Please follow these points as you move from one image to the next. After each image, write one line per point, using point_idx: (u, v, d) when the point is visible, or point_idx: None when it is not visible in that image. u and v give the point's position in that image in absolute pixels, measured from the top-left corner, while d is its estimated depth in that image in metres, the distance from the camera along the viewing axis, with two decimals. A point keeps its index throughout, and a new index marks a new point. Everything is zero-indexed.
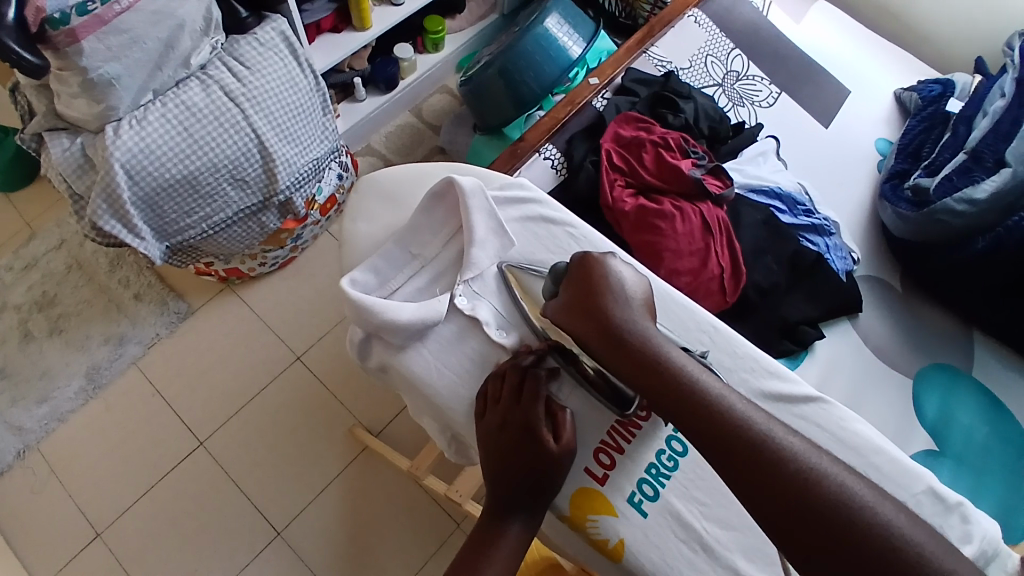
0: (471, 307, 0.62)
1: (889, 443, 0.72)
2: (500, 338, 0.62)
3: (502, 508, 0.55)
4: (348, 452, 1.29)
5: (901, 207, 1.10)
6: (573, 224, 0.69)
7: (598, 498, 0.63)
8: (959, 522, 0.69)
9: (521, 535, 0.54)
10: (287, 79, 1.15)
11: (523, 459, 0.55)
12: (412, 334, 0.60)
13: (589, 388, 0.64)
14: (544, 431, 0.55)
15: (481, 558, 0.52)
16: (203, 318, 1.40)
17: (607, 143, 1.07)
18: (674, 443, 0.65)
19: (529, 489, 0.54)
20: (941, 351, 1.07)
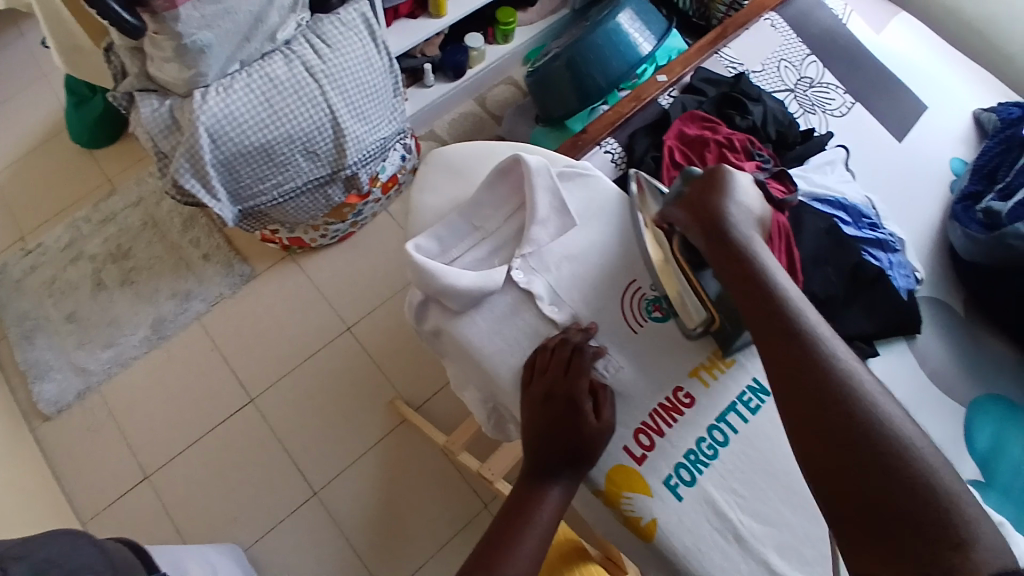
0: (528, 281, 0.64)
1: None
2: (555, 314, 0.63)
3: (542, 474, 0.56)
4: (387, 423, 1.33)
5: (971, 228, 1.06)
6: (629, 212, 0.71)
7: (635, 477, 0.64)
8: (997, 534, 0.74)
9: (560, 500, 0.55)
10: (363, 59, 1.19)
11: (567, 427, 0.56)
12: (469, 300, 0.62)
13: (636, 372, 0.66)
14: (587, 406, 0.57)
15: (523, 517, 0.52)
16: (263, 282, 1.47)
17: (671, 140, 1.07)
18: (716, 433, 0.66)
19: (570, 457, 0.56)
20: (1004, 382, 1.02)
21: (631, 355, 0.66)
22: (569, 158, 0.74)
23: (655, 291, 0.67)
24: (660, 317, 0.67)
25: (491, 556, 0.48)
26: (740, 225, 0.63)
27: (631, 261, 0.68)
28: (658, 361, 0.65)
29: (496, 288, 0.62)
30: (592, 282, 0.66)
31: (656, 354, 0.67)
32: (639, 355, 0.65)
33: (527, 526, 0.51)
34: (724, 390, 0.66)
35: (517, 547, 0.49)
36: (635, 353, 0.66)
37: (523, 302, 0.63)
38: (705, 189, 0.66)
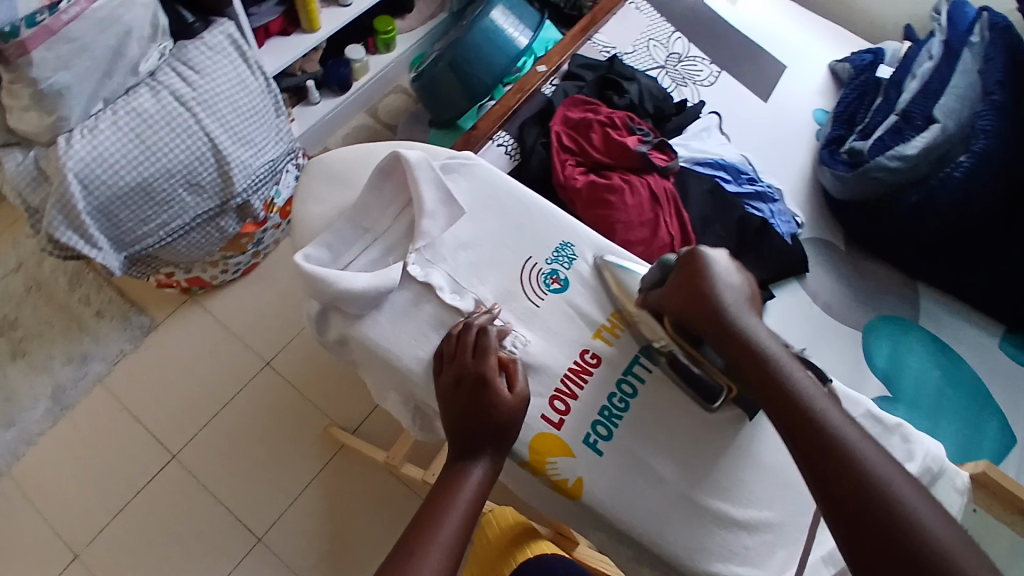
0: (424, 273, 0.64)
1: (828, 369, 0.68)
2: (460, 301, 0.63)
3: (463, 456, 0.57)
4: (325, 452, 1.28)
5: (839, 168, 1.16)
6: (517, 190, 0.72)
7: (554, 441, 0.61)
8: (900, 441, 0.66)
9: (483, 477, 0.56)
10: (238, 82, 1.16)
11: (480, 405, 0.57)
12: (368, 302, 0.61)
13: (544, 342, 0.64)
14: (497, 380, 0.58)
15: (447, 500, 0.54)
16: (169, 330, 1.39)
17: (557, 126, 1.11)
18: (626, 385, 0.63)
19: (488, 434, 0.57)
20: (886, 305, 1.12)
21: (539, 327, 0.65)
22: (453, 150, 0.75)
23: (551, 263, 0.68)
24: (559, 287, 0.67)
25: (415, 540, 0.51)
26: (731, 302, 0.59)
27: (525, 236, 0.69)
28: (561, 327, 0.65)
29: (394, 285, 0.62)
30: (489, 263, 0.67)
31: (559, 322, 0.65)
32: (544, 325, 0.65)
33: (449, 507, 0.54)
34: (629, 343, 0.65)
35: (440, 529, 0.52)
36: (541, 324, 0.65)
37: (426, 295, 0.64)
38: (684, 269, 0.62)
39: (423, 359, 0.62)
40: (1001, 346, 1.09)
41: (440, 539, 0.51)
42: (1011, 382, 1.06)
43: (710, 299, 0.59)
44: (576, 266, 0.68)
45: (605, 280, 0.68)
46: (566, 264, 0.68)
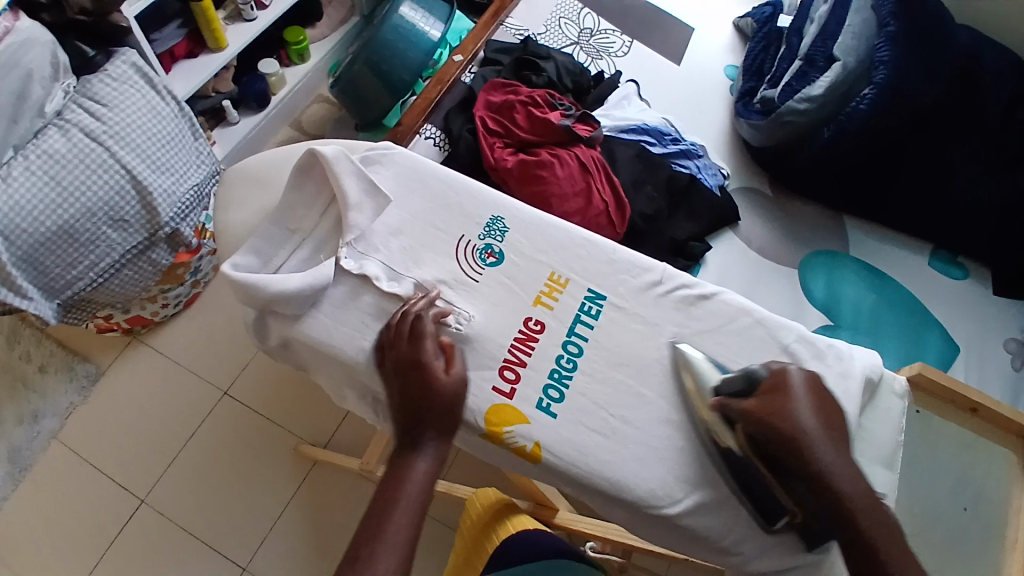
0: (359, 265, 0.62)
1: (755, 305, 0.68)
2: (398, 286, 0.63)
3: (408, 446, 0.55)
4: (299, 471, 1.26)
5: (754, 118, 1.22)
6: (440, 172, 0.70)
7: (510, 411, 0.61)
8: (836, 361, 0.66)
9: (430, 462, 0.54)
10: (149, 109, 1.12)
11: (414, 394, 0.56)
12: (305, 302, 0.60)
13: (488, 317, 0.64)
14: (435, 362, 0.57)
15: (397, 487, 0.52)
16: (116, 375, 1.34)
17: (481, 111, 1.12)
18: (571, 345, 0.64)
19: (430, 420, 0.55)
20: (818, 239, 1.19)
21: (477, 302, 0.65)
22: (373, 142, 0.74)
23: (483, 238, 0.67)
24: (495, 260, 0.67)
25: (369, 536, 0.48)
26: (814, 447, 0.54)
27: (453, 216, 0.68)
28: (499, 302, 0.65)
29: (329, 281, 0.61)
30: (423, 247, 0.66)
31: (499, 296, 0.66)
32: (485, 300, 0.65)
33: (398, 499, 0.51)
34: (568, 304, 0.66)
35: (394, 516, 0.50)
36: (480, 299, 0.65)
37: (364, 285, 0.63)
38: (777, 404, 0.56)
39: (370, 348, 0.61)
40: (928, 263, 1.17)
41: (394, 527, 0.49)
42: (936, 293, 1.14)
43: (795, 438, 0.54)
44: (508, 237, 0.68)
45: (539, 246, 0.68)
46: (499, 236, 0.68)
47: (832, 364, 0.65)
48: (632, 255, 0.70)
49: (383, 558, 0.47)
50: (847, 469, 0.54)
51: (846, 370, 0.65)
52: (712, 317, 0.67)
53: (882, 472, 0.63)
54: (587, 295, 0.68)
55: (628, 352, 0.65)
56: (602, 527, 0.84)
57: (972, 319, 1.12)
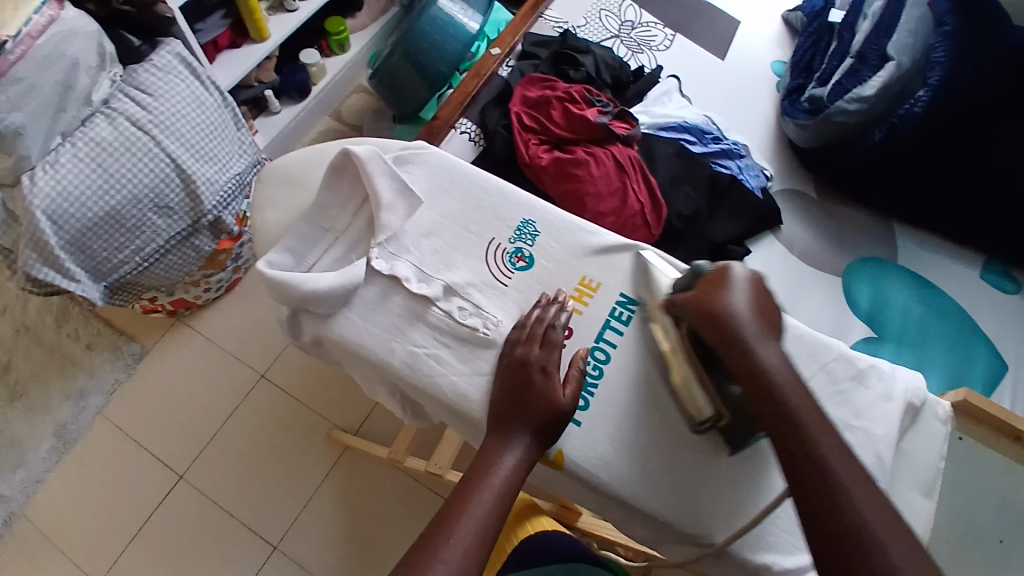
0: (390, 266, 0.61)
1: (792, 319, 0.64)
2: (427, 287, 0.61)
3: (498, 442, 0.53)
4: (329, 456, 1.29)
5: (800, 117, 1.17)
6: (474, 173, 0.69)
7: None
8: (876, 382, 0.63)
9: (515, 465, 0.52)
10: (192, 99, 1.15)
11: (529, 397, 0.54)
12: (336, 301, 0.59)
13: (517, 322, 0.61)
14: (557, 375, 0.56)
15: (476, 485, 0.51)
16: (159, 356, 1.39)
17: (517, 106, 1.10)
18: (598, 351, 0.62)
19: (534, 427, 0.53)
20: (864, 245, 1.14)
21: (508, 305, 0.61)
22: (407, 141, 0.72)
23: (514, 241, 0.65)
24: (525, 264, 0.64)
25: (440, 531, 0.48)
26: (743, 333, 0.53)
27: (483, 217, 0.66)
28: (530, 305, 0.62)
29: (360, 282, 0.60)
30: (452, 248, 0.64)
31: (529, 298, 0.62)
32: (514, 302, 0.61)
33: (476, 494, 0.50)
34: (597, 311, 0.63)
35: (469, 511, 0.49)
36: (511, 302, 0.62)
37: (395, 286, 0.61)
38: (714, 294, 0.55)
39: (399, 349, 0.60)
40: (980, 275, 1.12)
41: (469, 520, 0.48)
42: (990, 306, 1.09)
43: (721, 322, 0.54)
44: (539, 241, 0.65)
45: (571, 252, 0.65)
46: (530, 240, 0.65)
47: (874, 383, 0.63)
48: (667, 263, 0.67)
49: (454, 547, 0.47)
50: (777, 361, 0.52)
51: (888, 391, 0.62)
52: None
53: (922, 500, 0.61)
54: (618, 300, 0.64)
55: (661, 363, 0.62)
56: (626, 534, 0.85)
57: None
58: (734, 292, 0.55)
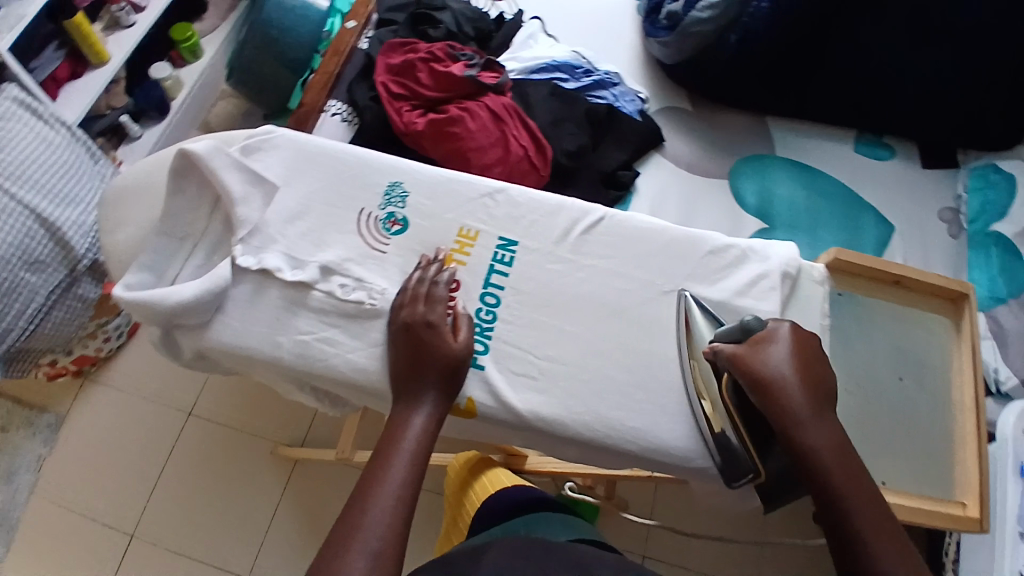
0: (257, 261, 0.58)
1: (667, 222, 0.66)
2: (300, 272, 0.58)
3: (405, 405, 0.52)
4: (280, 475, 1.24)
5: (660, 35, 1.19)
6: (327, 146, 0.65)
7: None
8: (755, 263, 0.65)
9: (426, 423, 0.52)
10: (39, 142, 1.06)
11: (427, 353, 0.54)
12: (206, 308, 0.57)
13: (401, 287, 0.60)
14: (446, 325, 0.55)
15: (389, 452, 0.49)
16: (81, 417, 1.30)
17: (381, 76, 1.04)
18: (488, 296, 0.61)
19: (439, 381, 0.53)
20: (744, 147, 1.20)
21: (392, 274, 0.60)
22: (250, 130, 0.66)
23: (384, 207, 0.62)
24: (401, 228, 0.62)
25: (364, 496, 0.46)
26: (792, 397, 0.52)
27: (347, 189, 0.63)
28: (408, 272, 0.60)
29: (227, 283, 0.57)
30: (322, 228, 0.61)
31: (411, 261, 0.61)
32: (399, 270, 0.60)
33: (393, 452, 0.49)
34: (481, 256, 0.62)
35: (386, 476, 0.47)
36: (395, 271, 0.60)
37: (269, 280, 0.58)
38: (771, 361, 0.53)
39: (287, 341, 0.58)
40: (855, 149, 1.22)
41: (386, 485, 0.46)
42: (862, 177, 1.19)
43: (769, 386, 0.53)
44: (410, 201, 0.63)
45: (445, 204, 0.63)
46: (400, 203, 0.62)
47: (749, 265, 0.65)
48: (540, 198, 0.65)
49: (374, 516, 0.44)
50: (815, 416, 0.51)
51: (763, 268, 0.64)
52: (628, 242, 0.65)
53: None
54: (498, 244, 0.63)
55: (554, 292, 0.62)
56: (570, 464, 0.85)
57: (902, 197, 1.18)
58: (782, 358, 0.53)
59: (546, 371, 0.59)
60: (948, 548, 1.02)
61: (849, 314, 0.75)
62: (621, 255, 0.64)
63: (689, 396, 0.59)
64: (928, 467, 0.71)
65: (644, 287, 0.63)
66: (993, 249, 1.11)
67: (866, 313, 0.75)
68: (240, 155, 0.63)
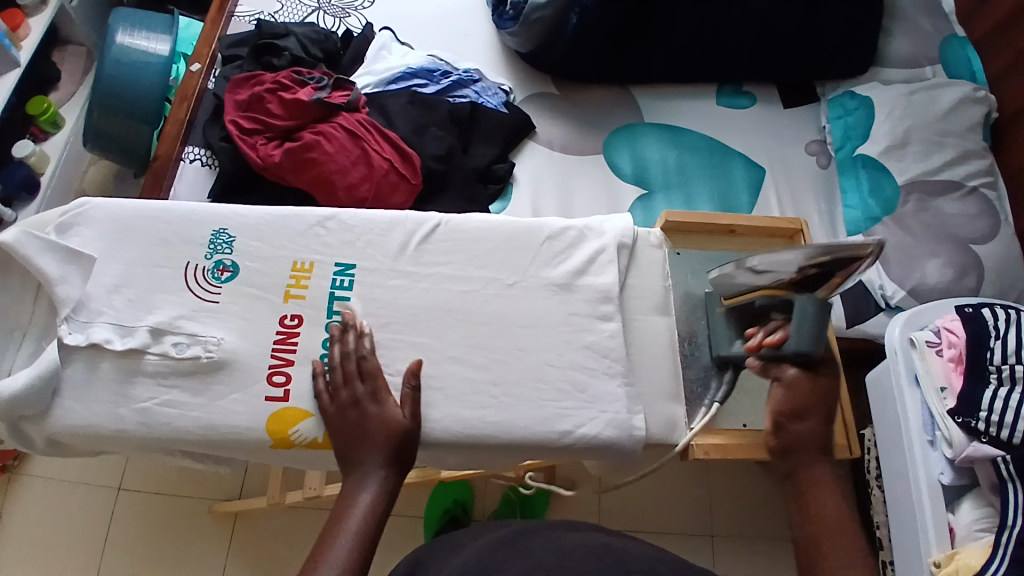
0: (87, 337, 0.58)
1: (503, 217, 0.67)
2: (128, 340, 0.58)
3: (353, 481, 0.53)
4: (223, 532, 1.22)
5: (508, 27, 1.20)
6: (147, 206, 0.65)
7: (290, 413, 0.58)
8: (590, 240, 0.68)
9: (375, 498, 0.52)
10: None
11: (370, 427, 0.56)
12: (42, 397, 0.56)
13: (242, 333, 0.60)
14: (389, 400, 0.57)
15: (334, 532, 0.50)
16: (5, 519, 1.23)
17: (231, 114, 1.03)
18: (333, 325, 0.62)
19: (385, 453, 0.55)
20: (613, 119, 1.22)
21: (233, 323, 0.60)
22: (65, 204, 0.65)
23: (210, 257, 0.63)
24: (230, 273, 0.62)
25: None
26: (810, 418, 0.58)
27: (172, 247, 0.63)
28: (244, 316, 0.61)
29: (58, 364, 0.57)
30: (150, 290, 0.61)
31: (248, 308, 0.62)
32: (238, 319, 0.60)
33: (337, 531, 0.50)
34: (320, 285, 0.63)
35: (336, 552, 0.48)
36: (233, 320, 0.60)
37: (100, 353, 0.59)
38: (792, 392, 0.59)
39: (131, 412, 0.58)
40: (718, 102, 1.26)
41: (325, 565, 0.47)
42: (728, 128, 1.23)
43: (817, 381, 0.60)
44: (237, 246, 0.63)
45: (276, 242, 0.64)
46: (226, 249, 0.63)
47: (589, 242, 0.68)
48: (372, 217, 0.66)
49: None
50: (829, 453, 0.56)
51: (601, 243, 0.68)
52: (465, 242, 0.66)
53: (659, 317, 0.69)
54: (336, 270, 0.64)
55: (401, 308, 0.63)
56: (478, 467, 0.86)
57: (768, 139, 1.22)
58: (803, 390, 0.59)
59: (399, 386, 0.60)
60: (871, 463, 1.01)
61: (692, 273, 0.75)
62: (462, 257, 0.66)
63: (738, 286, 0.67)
64: None
65: (488, 284, 0.65)
66: (860, 171, 1.14)
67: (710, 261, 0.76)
68: (56, 234, 0.62)
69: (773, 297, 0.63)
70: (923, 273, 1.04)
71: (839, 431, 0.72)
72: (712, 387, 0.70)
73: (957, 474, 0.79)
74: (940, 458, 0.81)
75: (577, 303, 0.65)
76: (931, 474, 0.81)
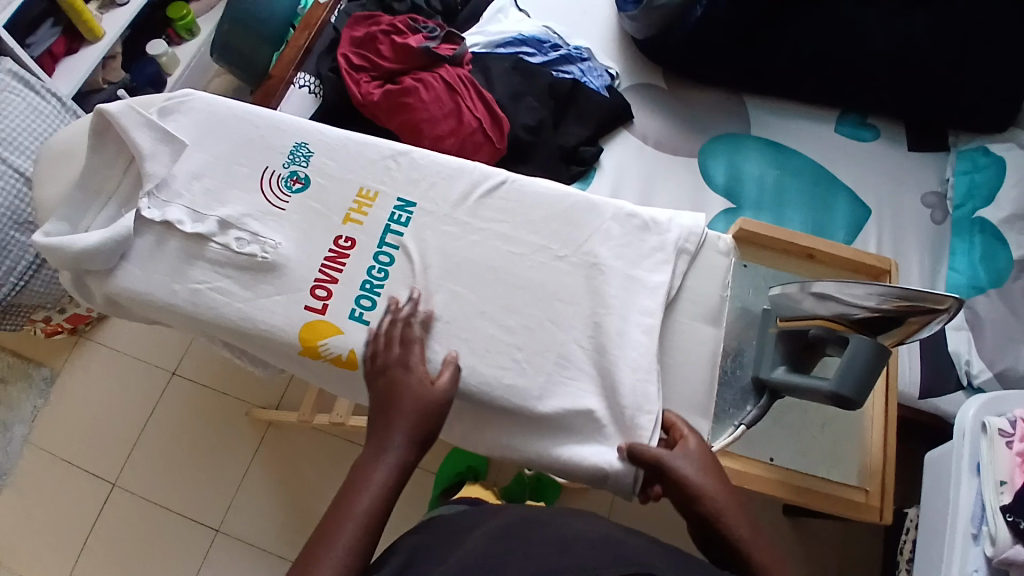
0: (162, 214, 0.65)
1: (563, 188, 0.69)
2: (199, 224, 0.65)
3: (372, 450, 0.55)
4: (254, 436, 1.30)
5: (628, 9, 1.17)
6: (244, 111, 0.72)
7: (323, 326, 0.62)
8: (649, 233, 0.68)
9: (392, 469, 0.54)
10: (30, 109, 1.13)
11: (399, 396, 0.57)
12: (110, 256, 0.63)
13: (297, 243, 0.65)
14: (420, 374, 0.58)
15: (351, 495, 0.52)
16: (75, 374, 1.37)
17: (343, 48, 1.08)
18: (381, 255, 0.65)
19: (412, 423, 0.56)
20: (715, 125, 1.17)
21: (292, 234, 0.66)
22: (172, 93, 0.73)
23: (288, 165, 0.69)
24: (300, 186, 0.68)
25: (315, 548, 0.49)
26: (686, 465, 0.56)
27: (255, 149, 0.70)
28: (303, 228, 0.66)
29: (130, 232, 0.63)
30: (226, 185, 0.68)
31: (310, 223, 0.66)
32: (298, 231, 0.66)
33: (354, 501, 0.52)
34: (378, 216, 0.67)
35: (348, 515, 0.51)
36: (293, 231, 0.66)
37: (170, 232, 0.65)
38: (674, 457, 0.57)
39: (184, 290, 0.64)
40: (836, 130, 1.17)
41: (340, 538, 0.49)
42: (840, 157, 1.14)
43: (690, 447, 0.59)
44: (312, 162, 0.69)
45: (348, 166, 0.69)
46: (302, 162, 0.69)
47: (651, 235, 0.68)
48: (443, 162, 0.70)
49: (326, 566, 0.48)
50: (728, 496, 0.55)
51: (662, 240, 0.67)
52: (525, 206, 0.68)
53: (709, 327, 0.66)
54: (397, 206, 0.68)
55: (447, 255, 0.66)
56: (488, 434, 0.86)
57: (883, 179, 1.12)
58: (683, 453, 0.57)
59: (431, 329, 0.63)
60: (908, 545, 0.93)
61: (753, 290, 0.71)
62: (516, 218, 0.68)
63: (796, 309, 0.63)
64: (834, 447, 0.68)
65: (536, 251, 0.66)
66: (977, 235, 1.03)
67: (775, 280, 0.72)
68: (157, 116, 0.70)
69: (832, 331, 0.59)
70: (1020, 359, 0.93)
71: (875, 490, 0.66)
72: (746, 409, 0.66)
73: (991, 574, 0.71)
74: (978, 554, 0.73)
75: (622, 291, 0.65)
76: (963, 568, 0.73)
